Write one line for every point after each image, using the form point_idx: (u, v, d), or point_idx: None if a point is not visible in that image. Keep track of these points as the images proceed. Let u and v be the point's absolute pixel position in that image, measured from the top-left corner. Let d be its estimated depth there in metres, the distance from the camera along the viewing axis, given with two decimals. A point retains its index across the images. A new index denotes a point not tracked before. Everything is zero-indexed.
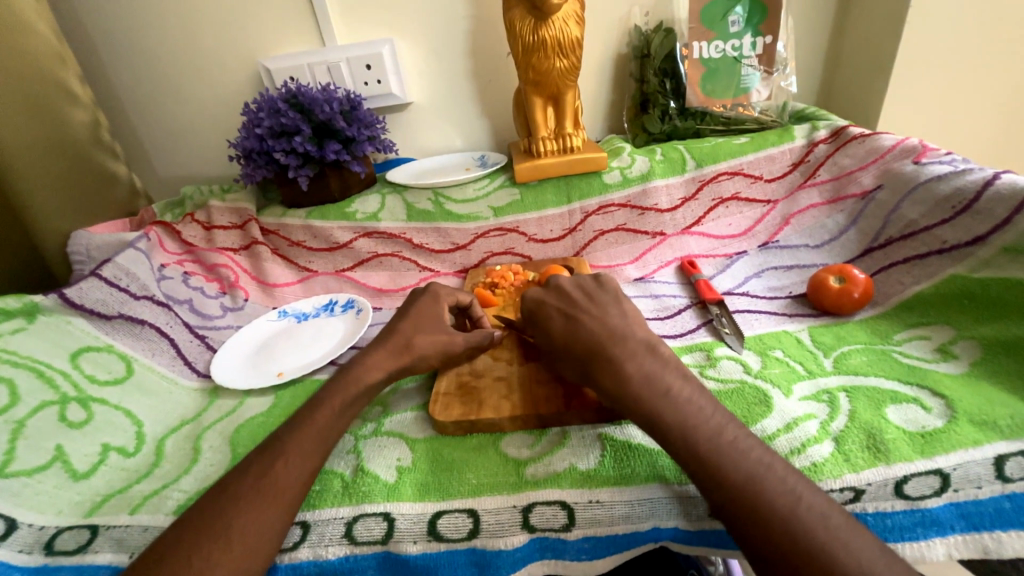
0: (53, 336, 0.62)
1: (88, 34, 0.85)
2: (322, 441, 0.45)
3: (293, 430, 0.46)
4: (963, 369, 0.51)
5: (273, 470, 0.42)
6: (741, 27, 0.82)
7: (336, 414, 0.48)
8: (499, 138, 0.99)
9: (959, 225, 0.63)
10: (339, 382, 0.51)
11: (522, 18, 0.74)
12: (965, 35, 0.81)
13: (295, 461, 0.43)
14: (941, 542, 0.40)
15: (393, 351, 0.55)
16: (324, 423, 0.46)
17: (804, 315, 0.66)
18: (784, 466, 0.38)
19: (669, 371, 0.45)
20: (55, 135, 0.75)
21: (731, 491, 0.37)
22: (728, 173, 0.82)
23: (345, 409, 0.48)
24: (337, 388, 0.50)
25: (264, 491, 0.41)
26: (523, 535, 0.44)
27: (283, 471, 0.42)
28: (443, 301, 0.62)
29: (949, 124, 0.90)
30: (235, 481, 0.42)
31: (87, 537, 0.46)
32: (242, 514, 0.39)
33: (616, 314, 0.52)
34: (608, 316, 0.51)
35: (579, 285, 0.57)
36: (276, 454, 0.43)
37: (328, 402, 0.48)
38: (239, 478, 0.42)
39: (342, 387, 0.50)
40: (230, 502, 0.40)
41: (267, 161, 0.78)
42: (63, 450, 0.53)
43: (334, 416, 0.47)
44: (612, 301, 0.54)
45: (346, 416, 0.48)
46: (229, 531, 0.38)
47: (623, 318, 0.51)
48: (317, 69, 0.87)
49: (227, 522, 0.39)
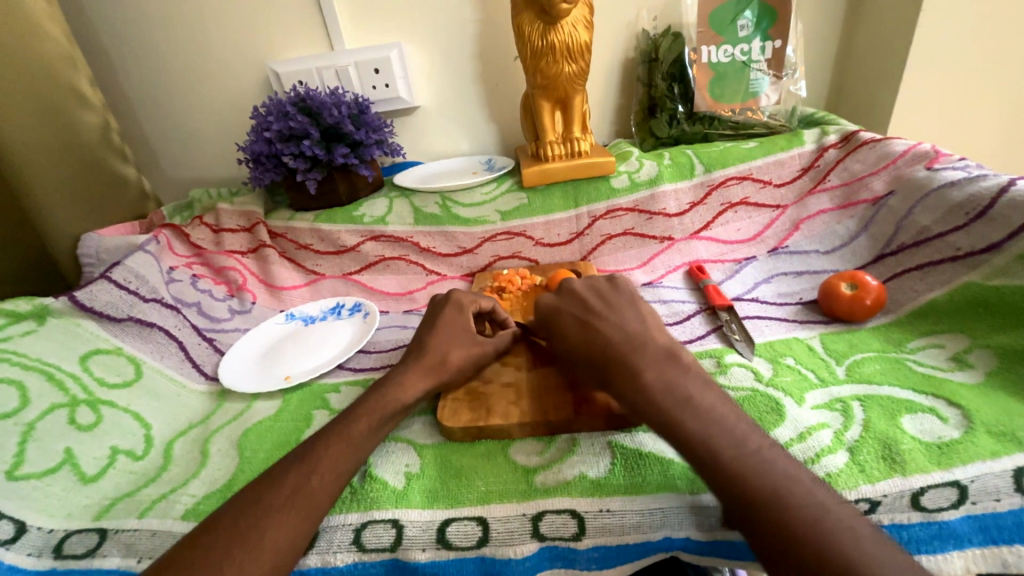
0: (63, 339, 0.62)
1: (99, 38, 0.86)
2: (355, 456, 0.45)
3: (328, 443, 0.45)
4: (979, 378, 0.50)
5: (311, 482, 0.42)
6: (750, 32, 0.82)
7: (372, 430, 0.47)
8: (506, 141, 0.98)
9: (974, 232, 0.62)
10: (373, 399, 0.50)
11: (531, 23, 0.74)
12: (978, 40, 0.80)
13: (329, 476, 0.43)
14: (959, 555, 0.39)
15: (427, 367, 0.54)
16: (361, 440, 0.46)
17: (815, 322, 0.66)
18: (802, 479, 0.37)
19: (689, 378, 0.45)
20: (66, 139, 0.76)
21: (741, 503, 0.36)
22: (737, 178, 0.82)
23: (379, 427, 0.48)
24: (373, 403, 0.49)
25: (294, 501, 0.41)
26: (532, 543, 0.44)
27: (320, 486, 0.42)
28: (467, 310, 0.61)
29: (961, 129, 0.89)
30: (270, 493, 0.41)
31: (95, 541, 0.46)
32: (250, 522, 0.39)
33: (627, 322, 0.51)
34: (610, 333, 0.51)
35: (593, 288, 0.57)
36: (312, 466, 0.43)
37: (365, 418, 0.48)
38: (250, 487, 0.42)
39: (376, 405, 0.49)
40: (263, 515, 0.39)
41: (276, 164, 0.78)
42: (73, 453, 0.53)
43: (370, 433, 0.47)
44: (628, 305, 0.53)
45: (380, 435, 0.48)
46: (263, 545, 0.38)
47: (641, 322, 0.50)
48: (326, 73, 0.87)
49: (258, 535, 0.38)
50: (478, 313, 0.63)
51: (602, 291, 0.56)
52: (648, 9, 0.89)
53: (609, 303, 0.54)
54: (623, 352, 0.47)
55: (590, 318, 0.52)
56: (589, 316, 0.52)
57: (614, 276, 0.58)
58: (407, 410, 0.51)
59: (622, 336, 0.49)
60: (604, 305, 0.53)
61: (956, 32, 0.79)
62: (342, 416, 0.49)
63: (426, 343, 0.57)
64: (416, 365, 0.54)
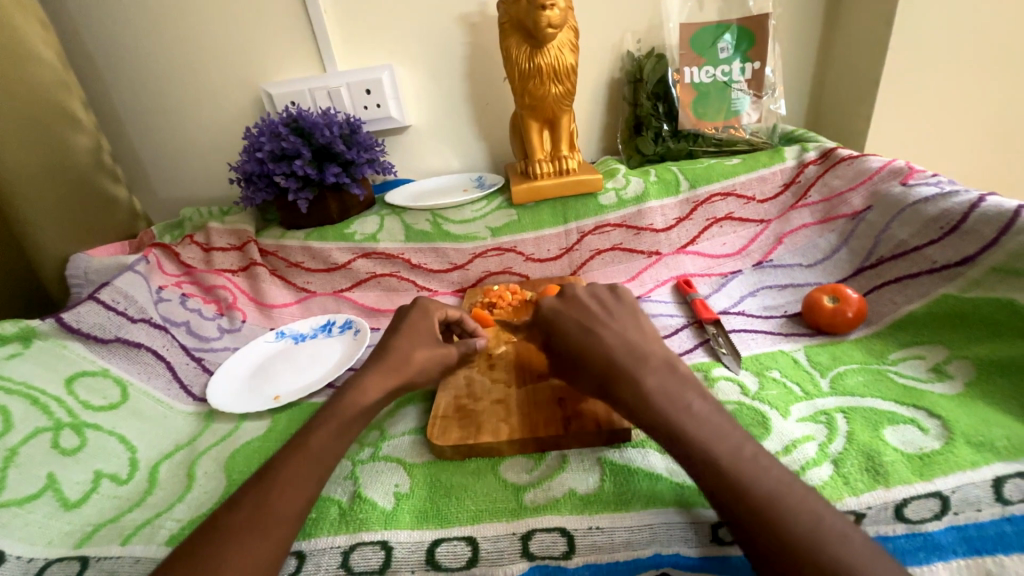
0: (48, 361, 0.61)
1: (93, 60, 0.87)
2: (316, 468, 0.44)
3: (287, 454, 0.45)
4: (958, 389, 0.52)
5: (270, 499, 0.42)
6: (730, 53, 0.85)
7: (333, 436, 0.47)
8: (496, 159, 1.00)
9: (949, 245, 0.64)
10: (340, 408, 0.49)
11: (518, 46, 0.76)
12: (946, 62, 0.84)
13: (288, 491, 0.42)
14: (944, 566, 0.38)
15: (390, 367, 0.54)
16: (325, 451, 0.46)
17: (800, 334, 0.67)
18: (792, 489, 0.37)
19: (688, 388, 0.45)
20: (54, 160, 0.76)
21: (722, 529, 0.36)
22: (721, 194, 0.84)
23: (339, 434, 0.47)
24: (333, 409, 0.49)
25: (253, 521, 0.40)
26: (522, 563, 0.43)
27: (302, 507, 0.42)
28: (433, 314, 0.62)
29: (935, 144, 0.92)
30: (228, 515, 0.41)
31: (76, 569, 0.45)
32: (234, 547, 0.38)
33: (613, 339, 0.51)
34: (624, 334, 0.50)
35: (595, 296, 0.56)
36: (270, 481, 0.43)
37: (324, 425, 0.47)
38: (231, 510, 0.41)
39: (336, 412, 0.49)
40: (223, 540, 0.39)
41: (267, 183, 0.79)
42: (55, 478, 0.52)
43: (328, 440, 0.46)
44: (628, 315, 0.53)
45: (343, 440, 0.47)
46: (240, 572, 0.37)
47: (642, 334, 0.50)
48: (318, 94, 0.89)
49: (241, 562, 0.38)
50: (446, 322, 0.65)
51: (604, 301, 0.55)
52: (632, 32, 0.92)
53: (611, 315, 0.53)
54: (625, 367, 0.47)
55: (592, 330, 0.51)
56: (587, 331, 0.51)
57: (615, 285, 0.58)
58: (366, 414, 0.50)
59: (619, 350, 0.48)
60: (607, 315, 0.53)
61: (925, 54, 0.83)
62: (305, 426, 0.48)
63: (390, 344, 0.57)
64: (378, 369, 0.54)
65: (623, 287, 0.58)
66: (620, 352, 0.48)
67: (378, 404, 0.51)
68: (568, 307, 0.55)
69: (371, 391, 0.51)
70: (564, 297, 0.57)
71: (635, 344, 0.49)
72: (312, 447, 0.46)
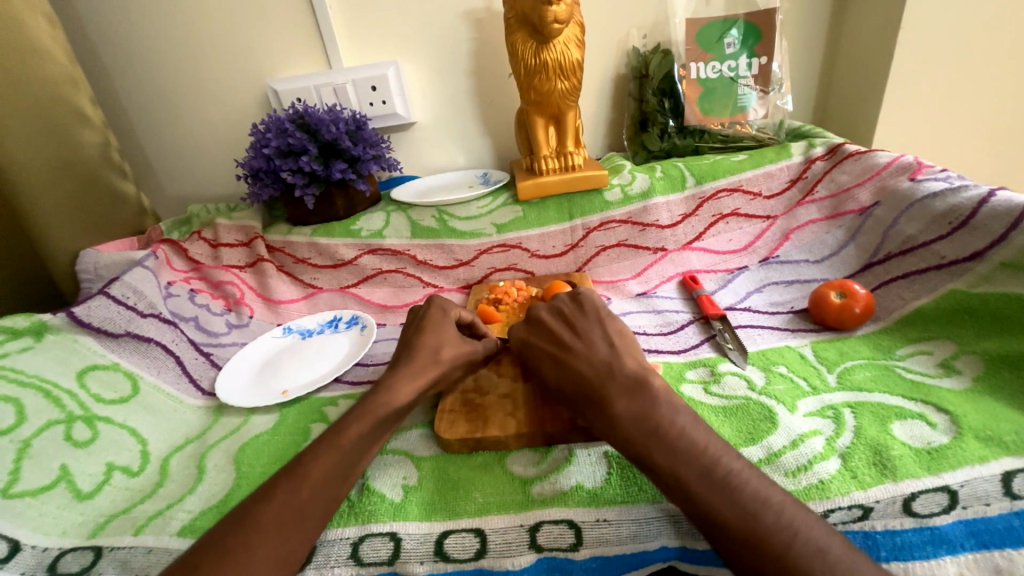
0: (60, 354, 0.62)
1: (101, 58, 0.87)
2: (346, 466, 0.45)
3: (318, 452, 0.45)
4: (966, 384, 0.51)
5: (299, 494, 0.42)
6: (737, 49, 0.85)
7: (365, 437, 0.47)
8: (501, 155, 1.00)
9: (957, 240, 0.64)
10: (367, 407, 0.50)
11: (524, 41, 0.76)
12: (955, 56, 0.83)
13: (318, 489, 0.43)
14: (952, 561, 0.38)
15: (419, 368, 0.54)
16: (335, 442, 0.46)
17: (806, 330, 0.67)
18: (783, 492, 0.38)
19: (670, 392, 0.45)
20: (65, 156, 0.77)
21: (732, 522, 0.36)
22: (727, 190, 0.83)
23: (359, 434, 0.47)
24: (365, 409, 0.50)
25: (281, 517, 0.41)
26: (530, 554, 0.43)
27: (309, 497, 0.42)
28: (449, 314, 0.63)
29: (943, 140, 0.91)
30: (257, 508, 0.41)
31: (90, 559, 0.45)
32: (248, 537, 0.39)
33: (602, 341, 0.52)
34: (593, 347, 0.51)
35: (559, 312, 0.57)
36: (300, 478, 0.43)
37: (356, 422, 0.48)
38: (259, 502, 0.41)
39: (369, 410, 0.49)
40: (249, 532, 0.39)
41: (274, 180, 0.79)
42: (68, 469, 0.53)
43: (359, 440, 0.47)
44: (594, 326, 0.54)
45: (373, 440, 0.48)
46: (254, 561, 0.38)
47: (608, 345, 0.51)
48: (324, 90, 0.89)
49: (251, 551, 0.38)
50: (460, 324, 0.65)
51: (569, 315, 0.56)
52: (637, 27, 0.91)
53: (576, 330, 0.54)
54: (596, 385, 0.47)
55: (561, 355, 0.52)
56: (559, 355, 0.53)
57: (576, 294, 0.59)
58: (398, 414, 0.51)
59: (590, 368, 0.49)
60: (572, 332, 0.54)
61: (934, 48, 0.82)
62: (333, 426, 0.49)
63: (414, 345, 0.57)
64: (406, 371, 0.54)
65: (584, 297, 0.58)
66: (589, 371, 0.49)
67: (388, 396, 0.52)
68: (534, 333, 0.57)
69: (404, 392, 0.52)
70: (530, 322, 0.59)
71: (600, 359, 0.49)
72: (343, 445, 0.46)
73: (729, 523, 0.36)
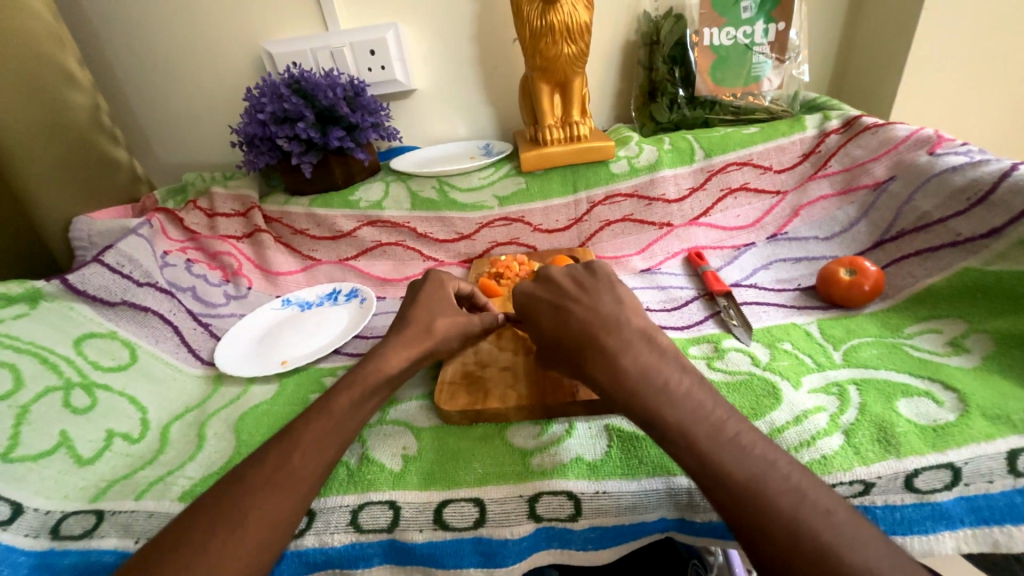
0: (56, 321, 0.62)
1: (84, 12, 0.83)
2: (338, 433, 0.45)
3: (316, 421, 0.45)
4: (975, 363, 0.51)
5: (290, 459, 0.42)
6: (753, 14, 0.80)
7: (347, 397, 0.47)
8: (504, 126, 0.97)
9: (974, 217, 0.62)
10: (357, 372, 0.50)
11: (529, 2, 0.72)
12: (982, 26, 0.79)
13: (311, 453, 0.43)
14: (950, 535, 0.40)
15: (413, 339, 0.54)
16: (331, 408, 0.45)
17: (813, 308, 0.65)
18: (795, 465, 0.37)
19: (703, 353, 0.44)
20: (55, 120, 0.74)
21: (737, 502, 0.36)
22: (737, 163, 0.81)
23: (355, 398, 0.47)
24: (360, 375, 0.49)
25: (278, 481, 0.41)
26: (529, 524, 0.44)
27: (298, 464, 0.42)
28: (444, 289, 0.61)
29: (963, 114, 0.88)
30: (255, 475, 0.41)
31: (92, 522, 0.46)
32: (258, 504, 0.39)
33: (610, 302, 0.50)
34: (601, 305, 0.49)
35: (570, 272, 0.55)
36: (301, 447, 0.43)
37: (352, 397, 0.47)
38: (257, 470, 0.41)
39: (360, 379, 0.49)
40: (249, 496, 0.40)
41: (270, 147, 0.77)
42: (68, 435, 0.52)
43: (357, 412, 0.47)
44: (604, 287, 0.52)
45: (366, 406, 0.47)
46: (246, 523, 0.38)
47: (615, 306, 0.49)
48: (320, 54, 0.85)
49: (241, 516, 0.39)
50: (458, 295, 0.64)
51: (581, 279, 0.53)
52: None
53: (589, 292, 0.51)
54: (598, 341, 0.46)
55: (569, 307, 0.50)
56: (565, 313, 0.50)
57: (592, 260, 0.56)
58: (391, 387, 0.51)
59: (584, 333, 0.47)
60: (583, 292, 0.51)
61: (961, 17, 0.78)
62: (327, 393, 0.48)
63: (409, 316, 0.57)
64: (400, 339, 0.53)
65: (600, 263, 0.55)
66: (593, 325, 0.47)
67: (390, 363, 0.51)
68: (542, 288, 0.54)
69: (395, 360, 0.51)
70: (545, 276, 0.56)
71: (614, 322, 0.47)
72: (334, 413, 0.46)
73: (731, 498, 0.36)
